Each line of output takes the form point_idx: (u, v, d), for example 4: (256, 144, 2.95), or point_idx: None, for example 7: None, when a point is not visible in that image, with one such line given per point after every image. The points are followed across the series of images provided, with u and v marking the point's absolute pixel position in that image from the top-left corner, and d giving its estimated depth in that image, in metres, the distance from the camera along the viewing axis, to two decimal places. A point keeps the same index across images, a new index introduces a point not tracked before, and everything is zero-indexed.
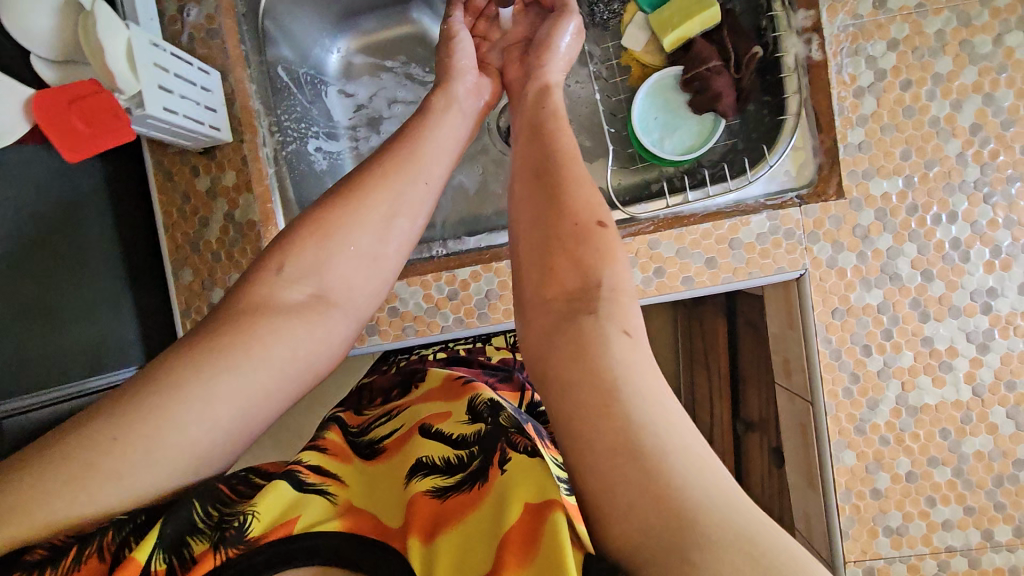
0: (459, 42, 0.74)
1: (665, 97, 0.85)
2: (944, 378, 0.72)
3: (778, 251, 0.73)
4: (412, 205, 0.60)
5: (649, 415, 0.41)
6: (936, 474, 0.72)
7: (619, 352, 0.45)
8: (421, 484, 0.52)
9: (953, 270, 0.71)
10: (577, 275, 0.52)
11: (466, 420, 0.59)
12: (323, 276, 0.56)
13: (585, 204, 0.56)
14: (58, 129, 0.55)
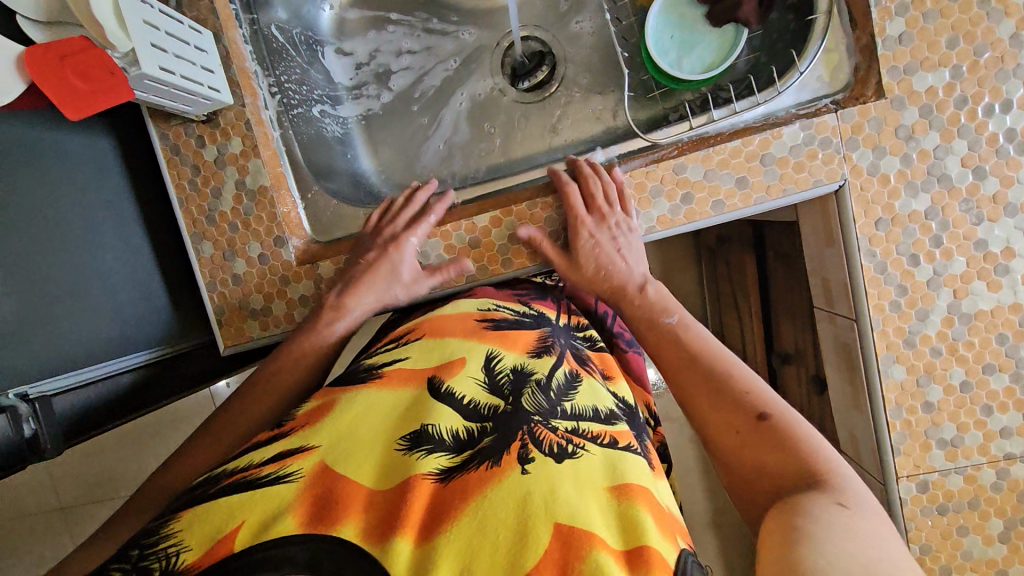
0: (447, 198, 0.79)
1: (680, 13, 0.79)
2: (1000, 282, 0.68)
3: (814, 162, 0.69)
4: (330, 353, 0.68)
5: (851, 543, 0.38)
6: (993, 382, 0.70)
7: (834, 504, 0.43)
8: (423, 466, 0.46)
9: (1008, 165, 0.66)
10: (773, 456, 0.50)
11: (482, 384, 0.55)
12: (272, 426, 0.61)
13: (751, 397, 0.54)
14: (54, 88, 0.51)
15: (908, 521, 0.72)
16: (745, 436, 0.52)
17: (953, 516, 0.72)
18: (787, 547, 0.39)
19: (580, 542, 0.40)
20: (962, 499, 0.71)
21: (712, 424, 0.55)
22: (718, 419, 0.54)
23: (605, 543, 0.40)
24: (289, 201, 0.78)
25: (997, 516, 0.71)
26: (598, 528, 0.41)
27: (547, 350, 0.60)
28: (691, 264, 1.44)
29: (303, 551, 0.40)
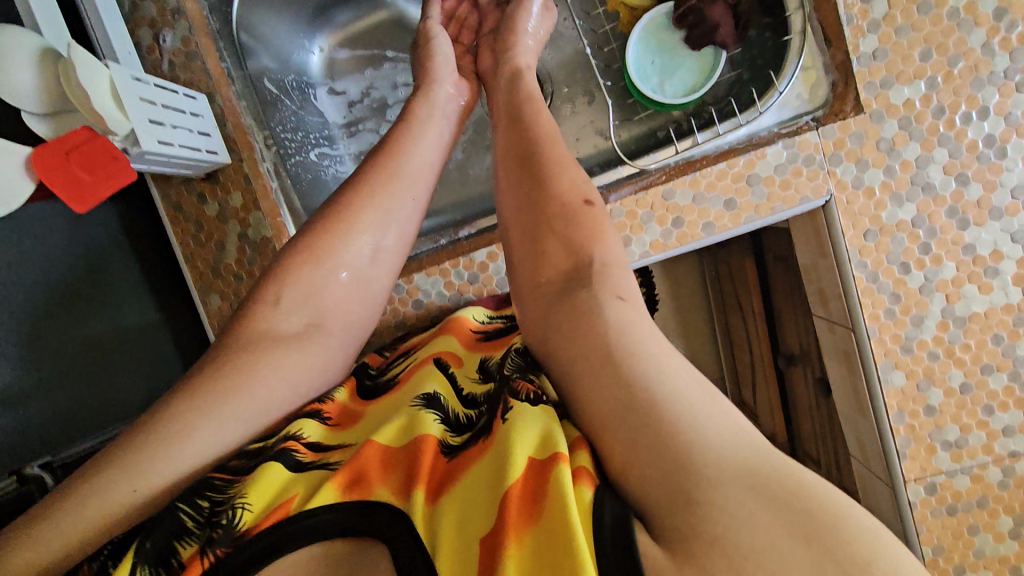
0: (436, 44, 0.74)
1: (658, 37, 0.81)
2: (991, 284, 0.69)
3: (800, 179, 0.70)
4: (400, 225, 0.61)
5: (638, 349, 0.41)
6: (992, 381, 0.71)
7: (616, 298, 0.46)
8: (429, 427, 0.47)
9: (990, 170, 0.68)
10: (569, 255, 0.52)
11: (475, 376, 0.59)
12: (319, 298, 0.56)
13: (569, 186, 0.56)
14: (59, 180, 0.53)
15: (920, 524, 0.73)
16: (545, 218, 0.54)
17: (963, 516, 0.73)
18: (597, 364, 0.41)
19: (547, 469, 0.39)
20: (971, 498, 0.73)
21: (525, 212, 0.56)
22: (524, 216, 0.56)
23: (567, 459, 0.39)
24: None
25: (1006, 513, 0.72)
26: (561, 448, 0.39)
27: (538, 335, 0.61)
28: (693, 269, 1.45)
29: (340, 520, 0.41)
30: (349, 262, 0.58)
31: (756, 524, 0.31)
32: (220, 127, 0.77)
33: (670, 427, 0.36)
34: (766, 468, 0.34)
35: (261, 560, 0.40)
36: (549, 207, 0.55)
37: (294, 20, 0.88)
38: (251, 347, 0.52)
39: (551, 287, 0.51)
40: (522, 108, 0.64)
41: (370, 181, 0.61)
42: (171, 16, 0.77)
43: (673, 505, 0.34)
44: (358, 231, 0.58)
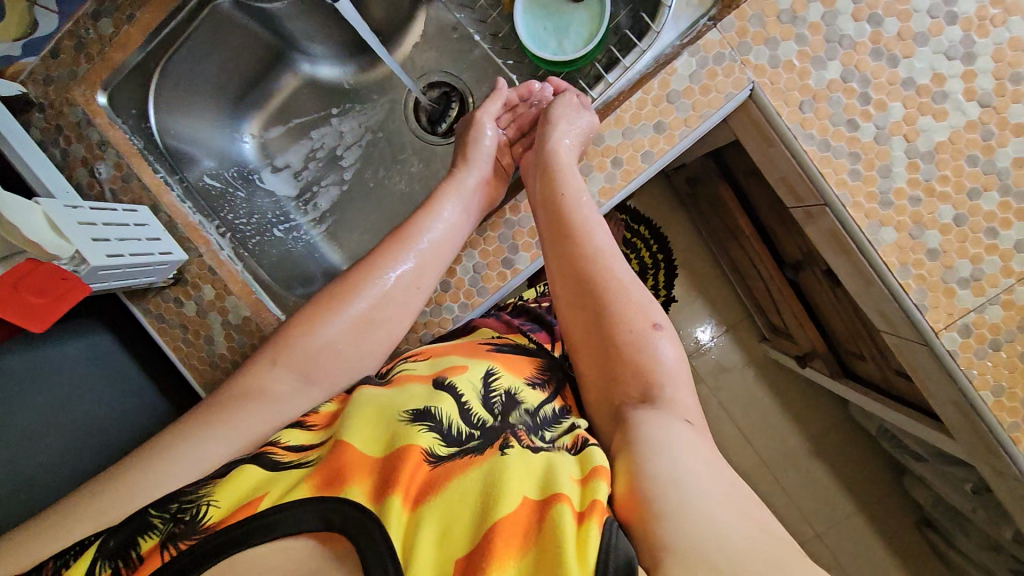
0: (474, 135, 0.80)
1: (542, 2, 0.81)
2: (945, 109, 0.67)
3: (718, 80, 0.69)
4: (387, 312, 0.67)
5: (687, 457, 0.45)
6: (985, 204, 0.68)
7: (687, 423, 0.51)
8: (418, 440, 0.48)
9: (899, 1, 0.66)
10: (636, 375, 0.55)
11: (479, 386, 0.56)
12: (309, 365, 0.61)
13: (635, 310, 0.58)
14: (18, 311, 0.58)
15: (969, 370, 0.70)
16: (622, 338, 0.57)
17: (1010, 348, 0.69)
18: (653, 455, 0.46)
19: (545, 507, 0.42)
20: (1010, 327, 0.69)
21: (589, 318, 0.60)
22: (591, 312, 0.59)
23: (570, 500, 0.42)
24: (272, 318, 0.80)
25: None
26: (561, 487, 0.43)
27: (547, 381, 0.63)
28: (683, 224, 1.45)
29: (313, 514, 0.43)
30: (344, 331, 0.64)
31: None
32: (173, 232, 0.80)
33: (698, 503, 0.41)
34: (773, 547, 0.39)
35: (219, 553, 0.42)
36: (609, 325, 0.58)
37: (219, 117, 0.93)
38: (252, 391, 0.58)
39: (620, 396, 0.55)
40: (552, 166, 0.69)
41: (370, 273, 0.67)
42: (98, 148, 0.80)
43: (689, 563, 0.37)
44: (349, 310, 0.65)
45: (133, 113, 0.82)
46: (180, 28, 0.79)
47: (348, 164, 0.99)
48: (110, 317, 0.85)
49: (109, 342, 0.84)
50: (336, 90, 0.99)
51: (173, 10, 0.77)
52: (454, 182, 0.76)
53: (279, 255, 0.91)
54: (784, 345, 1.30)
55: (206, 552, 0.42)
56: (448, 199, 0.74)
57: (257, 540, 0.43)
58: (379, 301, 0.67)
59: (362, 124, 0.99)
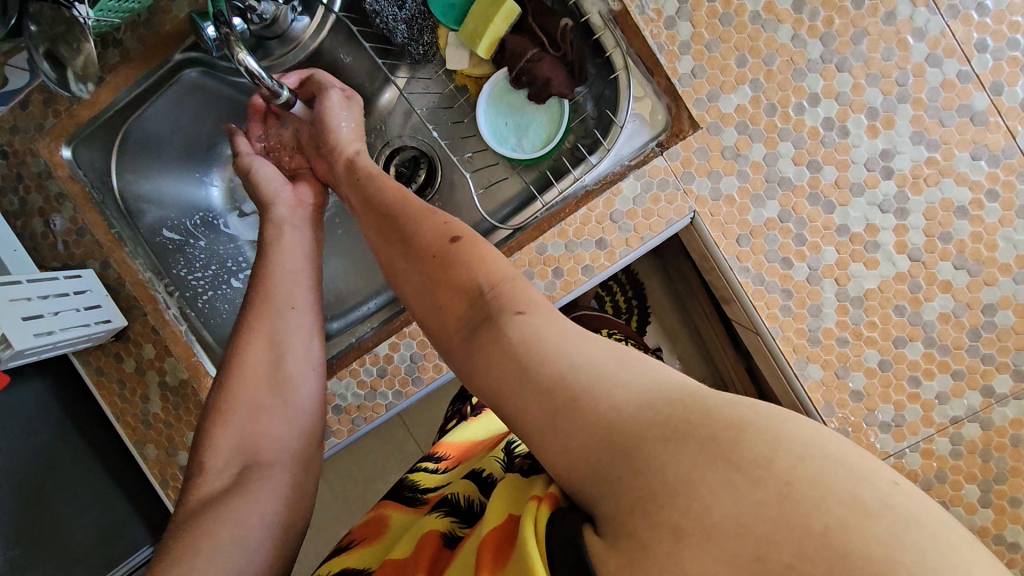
0: (258, 171, 0.81)
1: (507, 100, 0.83)
2: (876, 258, 0.68)
3: (660, 205, 0.71)
4: (299, 342, 0.69)
5: (544, 367, 0.45)
6: (909, 353, 0.69)
7: (520, 317, 0.51)
8: (437, 525, 0.54)
9: (838, 150, 0.68)
10: (465, 298, 0.56)
11: (498, 461, 0.60)
12: (242, 445, 0.63)
13: (433, 231, 0.62)
14: None
15: None
16: (440, 272, 0.59)
17: (927, 495, 0.70)
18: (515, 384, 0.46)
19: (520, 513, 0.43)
20: (928, 475, 0.70)
21: (423, 273, 0.61)
22: (426, 267, 0.61)
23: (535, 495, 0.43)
24: (211, 382, 0.80)
25: (970, 482, 0.69)
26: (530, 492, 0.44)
27: None
28: (656, 277, 1.32)
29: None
30: (260, 390, 0.66)
31: (692, 466, 0.34)
32: (119, 290, 0.80)
33: (582, 412, 0.41)
34: (665, 404, 0.38)
35: None
36: (428, 267, 0.60)
37: (185, 164, 0.93)
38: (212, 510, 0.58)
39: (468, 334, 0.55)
40: (359, 175, 0.74)
41: (242, 354, 0.68)
42: (56, 201, 0.81)
43: (609, 480, 0.37)
44: (255, 365, 0.67)
45: (95, 167, 0.84)
46: (152, 89, 0.82)
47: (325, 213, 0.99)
48: (51, 362, 0.81)
49: (49, 391, 0.81)
50: None
51: (144, 74, 0.80)
52: (274, 216, 0.77)
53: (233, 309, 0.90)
54: None
55: None
56: (283, 237, 0.76)
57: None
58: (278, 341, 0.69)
59: None
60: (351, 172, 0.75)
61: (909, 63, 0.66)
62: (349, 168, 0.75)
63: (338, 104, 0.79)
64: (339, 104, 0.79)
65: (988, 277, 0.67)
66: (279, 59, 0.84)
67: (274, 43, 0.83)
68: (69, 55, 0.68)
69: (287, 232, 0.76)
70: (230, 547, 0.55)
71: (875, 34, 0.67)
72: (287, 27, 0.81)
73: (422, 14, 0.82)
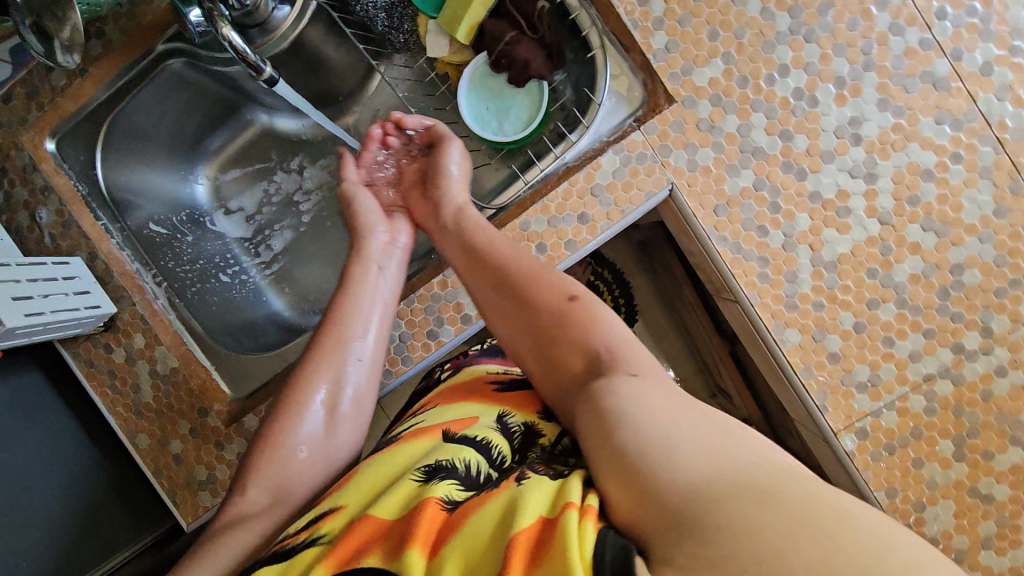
0: (360, 202, 0.79)
1: (487, 85, 0.84)
2: (848, 223, 0.70)
3: (639, 178, 0.73)
4: (355, 379, 0.64)
5: (647, 416, 0.44)
6: (883, 314, 0.71)
7: (631, 376, 0.50)
8: (435, 490, 0.48)
9: (808, 119, 0.70)
10: (575, 352, 0.55)
11: (494, 429, 0.57)
12: (281, 482, 0.57)
13: (551, 290, 0.61)
14: None
15: (865, 471, 0.72)
16: (548, 313, 0.59)
17: (904, 452, 0.72)
18: (608, 424, 0.45)
19: (556, 519, 0.40)
20: (904, 432, 0.72)
21: (529, 316, 0.60)
22: (531, 310, 0.60)
23: (578, 506, 0.40)
24: (202, 370, 0.81)
25: (943, 437, 0.72)
26: (573, 498, 0.41)
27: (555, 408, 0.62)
28: (640, 273, 1.32)
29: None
30: (310, 430, 0.60)
31: (775, 534, 0.32)
32: (107, 280, 0.81)
33: (670, 463, 0.39)
34: (760, 480, 0.37)
35: None
36: (538, 319, 0.59)
37: (172, 162, 0.95)
38: (228, 523, 0.55)
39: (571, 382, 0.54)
40: (462, 213, 0.74)
41: (302, 391, 0.61)
42: (41, 194, 0.81)
43: (677, 532, 0.35)
44: (310, 404, 0.61)
45: (80, 160, 0.83)
46: (136, 81, 0.82)
47: (311, 210, 1.00)
48: (41, 355, 0.82)
49: (40, 384, 0.81)
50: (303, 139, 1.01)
51: (127, 65, 0.80)
52: (364, 248, 0.74)
53: (222, 304, 0.91)
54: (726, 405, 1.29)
55: None
56: (361, 267, 0.72)
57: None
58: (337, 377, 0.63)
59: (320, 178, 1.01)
60: (456, 217, 0.73)
61: (874, 32, 0.69)
62: (458, 215, 0.73)
63: (457, 175, 0.79)
64: (454, 162, 0.79)
65: (954, 238, 0.69)
66: (261, 48, 0.84)
67: (254, 32, 0.83)
68: (54, 25, 0.66)
69: (364, 269, 0.72)
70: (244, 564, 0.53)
71: (840, 6, 0.69)
72: (268, 16, 0.81)
73: (403, 3, 0.84)
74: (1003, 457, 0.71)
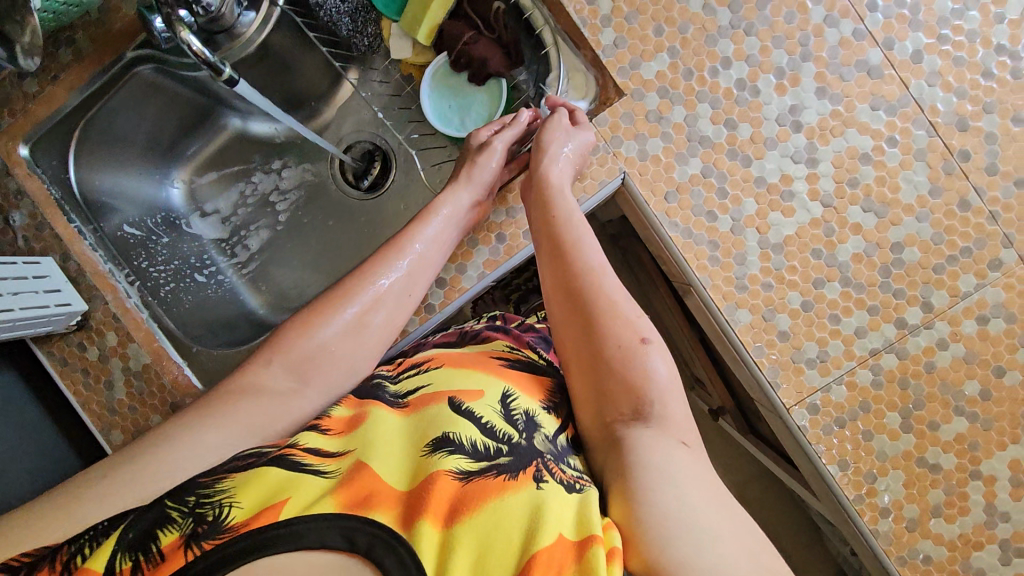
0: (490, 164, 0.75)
1: (448, 83, 0.87)
2: (792, 207, 0.74)
3: (593, 168, 0.76)
4: (391, 304, 0.67)
5: (695, 501, 0.47)
6: (828, 292, 0.74)
7: (682, 443, 0.54)
8: (444, 463, 0.49)
9: (751, 108, 0.73)
10: (633, 400, 0.56)
11: (498, 410, 0.55)
12: (308, 367, 0.60)
13: (624, 324, 0.60)
14: None
15: (817, 445, 0.75)
16: (618, 349, 0.59)
17: (853, 425, 0.75)
18: (661, 489, 0.48)
19: (581, 547, 0.44)
20: (853, 406, 0.75)
21: (594, 347, 0.60)
22: (597, 342, 0.60)
23: (604, 542, 0.44)
24: (174, 365, 0.83)
25: (891, 410, 0.75)
26: (595, 529, 0.45)
27: (563, 398, 0.63)
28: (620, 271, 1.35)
29: (337, 532, 0.43)
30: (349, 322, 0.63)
31: None
32: (80, 280, 0.83)
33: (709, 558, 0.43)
34: None
35: (226, 564, 0.41)
36: (605, 351, 0.59)
37: (147, 165, 0.96)
38: (238, 390, 0.57)
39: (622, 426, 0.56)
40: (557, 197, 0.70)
41: (351, 294, 0.65)
42: (14, 198, 0.84)
43: None
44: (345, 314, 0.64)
45: (53, 163, 0.85)
46: (108, 86, 0.84)
47: (286, 212, 1.02)
48: (17, 354, 0.84)
49: (16, 383, 0.83)
50: (283, 138, 1.02)
51: (97, 72, 0.82)
52: (453, 196, 0.73)
53: (195, 304, 0.93)
54: (705, 394, 1.28)
55: (219, 558, 0.41)
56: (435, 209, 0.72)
57: (277, 551, 0.42)
58: (381, 296, 0.66)
59: (295, 180, 1.02)
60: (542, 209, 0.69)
61: (809, 25, 0.72)
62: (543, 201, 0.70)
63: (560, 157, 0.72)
64: (566, 141, 0.72)
65: (893, 217, 0.73)
66: (229, 51, 0.86)
67: (222, 37, 0.85)
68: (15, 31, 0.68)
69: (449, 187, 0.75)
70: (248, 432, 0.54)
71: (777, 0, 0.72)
72: (234, 22, 0.84)
73: (365, 7, 0.87)
74: (948, 426, 0.74)
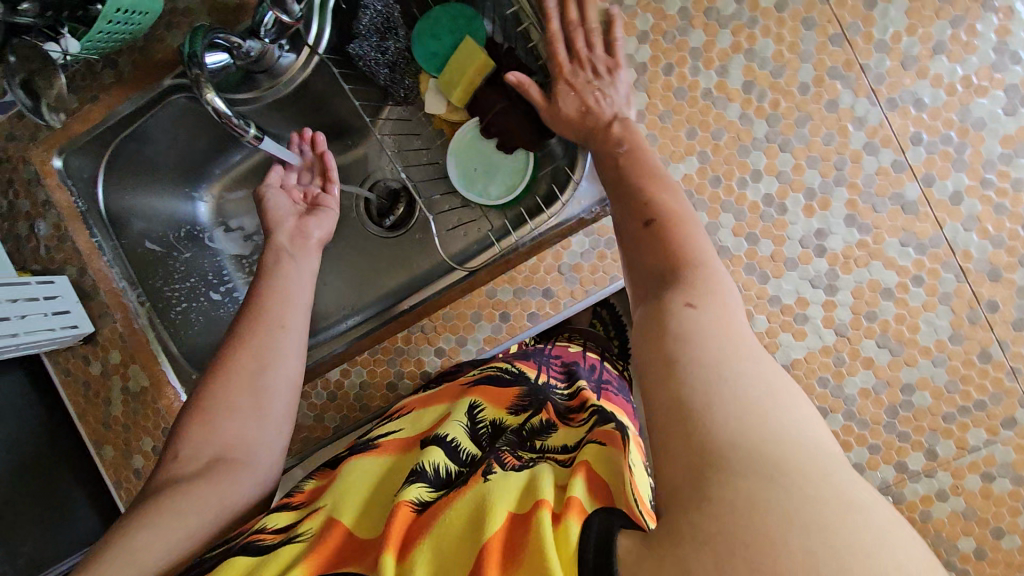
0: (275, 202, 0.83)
1: (477, 146, 0.86)
2: (805, 330, 0.71)
3: (606, 262, 0.75)
4: (286, 350, 0.69)
5: (698, 361, 0.41)
6: (831, 423, 0.72)
7: (690, 303, 0.47)
8: (405, 493, 0.51)
9: (776, 225, 0.71)
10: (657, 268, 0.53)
11: (465, 431, 0.61)
12: (217, 435, 0.62)
13: (651, 205, 0.58)
14: None
15: None
16: (643, 226, 0.57)
17: None
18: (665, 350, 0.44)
19: (528, 517, 0.43)
20: None
21: (628, 229, 0.59)
22: (628, 227, 0.59)
23: (549, 504, 0.43)
24: (170, 391, 0.84)
25: None
26: (544, 495, 0.44)
27: (529, 400, 0.66)
28: None
29: None
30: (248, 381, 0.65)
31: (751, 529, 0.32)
32: (93, 295, 0.85)
33: (703, 421, 0.38)
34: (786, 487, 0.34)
35: None
36: (635, 238, 0.58)
37: (171, 183, 0.96)
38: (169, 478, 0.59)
39: (647, 290, 0.53)
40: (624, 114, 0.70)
41: (235, 352, 0.67)
42: (42, 207, 0.86)
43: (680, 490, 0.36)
44: (252, 368, 0.66)
45: (81, 176, 0.87)
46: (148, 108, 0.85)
47: None
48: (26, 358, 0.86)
49: None
50: None
51: (136, 96, 0.84)
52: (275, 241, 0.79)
53: (202, 323, 0.93)
54: None
55: None
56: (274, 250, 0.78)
57: None
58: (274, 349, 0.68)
59: None
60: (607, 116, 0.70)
61: (848, 149, 0.70)
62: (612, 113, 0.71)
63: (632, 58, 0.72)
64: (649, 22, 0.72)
65: (908, 357, 0.70)
66: (266, 91, 0.87)
67: (261, 77, 0.86)
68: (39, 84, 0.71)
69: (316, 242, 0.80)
70: (188, 520, 0.56)
71: (818, 120, 0.70)
72: (274, 62, 0.84)
73: (405, 61, 0.86)
74: None
